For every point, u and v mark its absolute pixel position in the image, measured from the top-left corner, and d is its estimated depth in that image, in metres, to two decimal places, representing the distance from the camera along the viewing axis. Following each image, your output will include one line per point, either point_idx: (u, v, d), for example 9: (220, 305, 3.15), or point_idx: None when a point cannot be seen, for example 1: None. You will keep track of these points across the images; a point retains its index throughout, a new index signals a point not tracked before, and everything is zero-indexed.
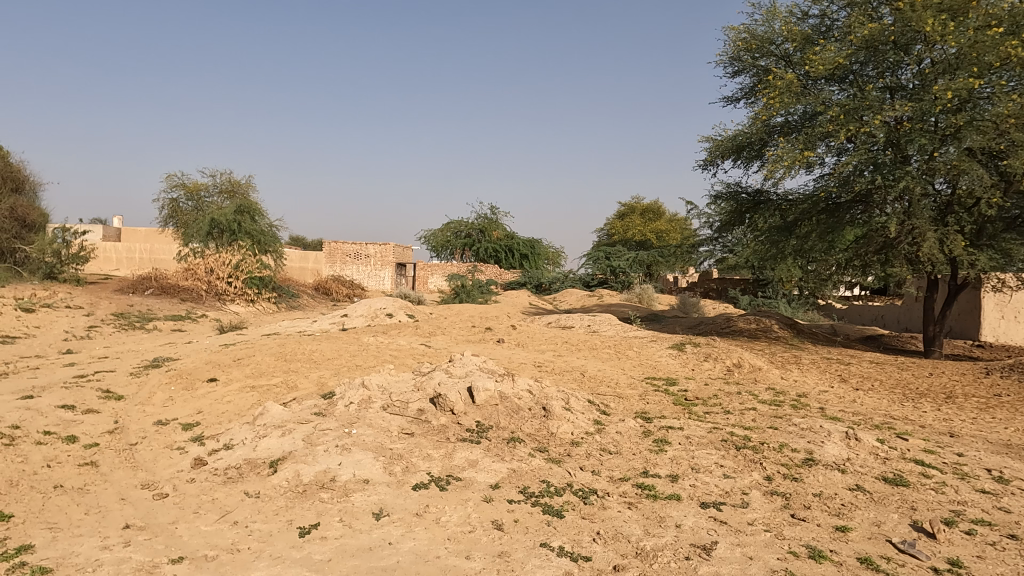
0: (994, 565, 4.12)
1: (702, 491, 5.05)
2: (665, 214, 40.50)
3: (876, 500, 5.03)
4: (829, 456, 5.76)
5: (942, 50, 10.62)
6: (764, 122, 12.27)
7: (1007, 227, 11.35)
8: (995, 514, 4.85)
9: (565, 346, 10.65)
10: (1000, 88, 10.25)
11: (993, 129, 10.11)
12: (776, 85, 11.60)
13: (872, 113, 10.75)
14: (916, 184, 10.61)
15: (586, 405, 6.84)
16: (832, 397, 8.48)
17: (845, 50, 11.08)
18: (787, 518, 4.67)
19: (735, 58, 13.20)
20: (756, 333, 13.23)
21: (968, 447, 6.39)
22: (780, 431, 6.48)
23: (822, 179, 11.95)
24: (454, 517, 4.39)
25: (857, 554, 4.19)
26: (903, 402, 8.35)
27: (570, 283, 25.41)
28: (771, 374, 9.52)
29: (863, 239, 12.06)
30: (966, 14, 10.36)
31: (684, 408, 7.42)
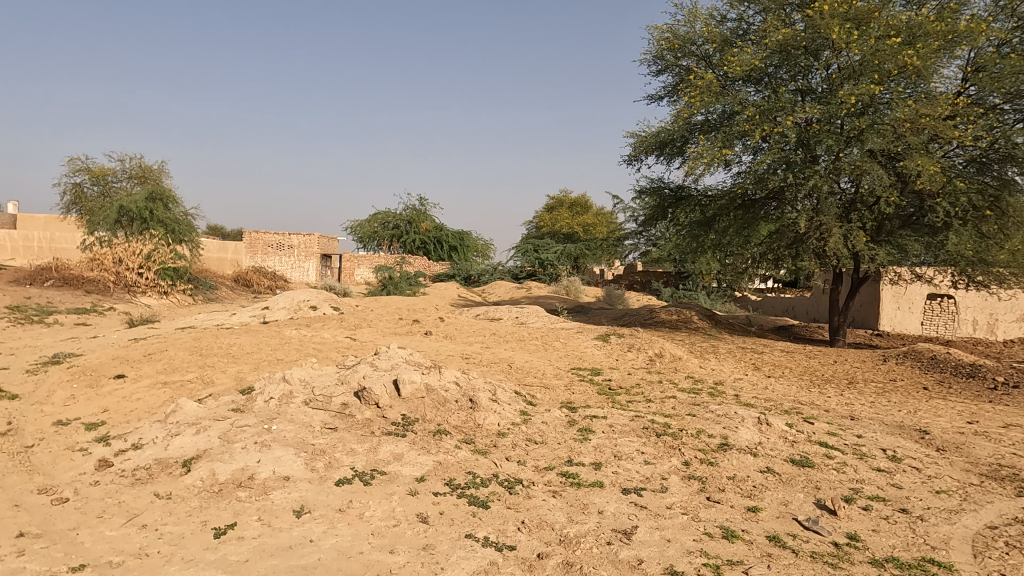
0: (887, 537, 4.45)
1: (625, 478, 5.20)
2: (592, 207, 41.28)
3: (785, 481, 5.33)
4: (742, 440, 6.04)
5: (847, 58, 11.24)
6: (686, 120, 12.68)
7: (903, 224, 12.24)
8: (889, 490, 5.23)
9: (493, 338, 10.69)
10: (898, 95, 10.94)
11: (892, 133, 10.86)
12: (698, 84, 12.01)
13: (784, 114, 11.37)
14: (824, 183, 11.30)
15: (513, 396, 6.90)
16: (746, 384, 8.91)
17: (761, 53, 11.62)
18: (703, 501, 4.88)
19: (658, 57, 13.55)
20: (678, 324, 13.70)
21: (867, 428, 6.86)
22: (698, 417, 6.76)
23: (739, 176, 12.47)
24: (378, 511, 4.33)
25: (766, 532, 4.43)
26: (810, 388, 8.89)
27: (499, 275, 25.59)
28: (690, 363, 9.91)
29: (776, 234, 12.73)
30: (870, 24, 11.01)
31: (607, 397, 7.60)
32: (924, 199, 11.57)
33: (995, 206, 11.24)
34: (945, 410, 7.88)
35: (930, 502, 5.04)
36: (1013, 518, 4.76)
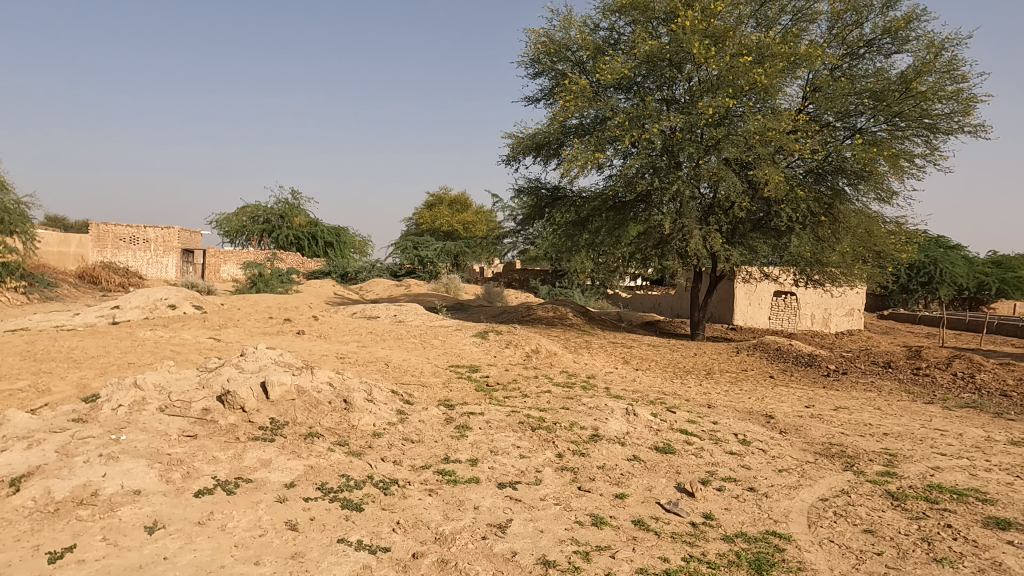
0: (737, 514, 4.86)
1: (500, 472, 5.28)
2: (471, 206, 41.48)
3: (649, 467, 5.66)
4: (611, 431, 6.33)
5: (705, 72, 12.10)
6: (561, 123, 13.09)
7: (754, 227, 13.30)
8: (739, 471, 5.72)
9: (369, 337, 10.44)
10: (750, 109, 11.93)
11: (744, 143, 11.80)
12: (572, 89, 12.45)
13: (651, 121, 12.04)
14: (686, 187, 12.14)
15: (389, 395, 6.78)
16: (616, 377, 9.38)
17: (630, 63, 12.24)
18: (575, 491, 5.06)
19: (535, 60, 13.86)
20: (553, 321, 14.12)
21: (722, 415, 7.44)
22: (571, 410, 7.01)
23: (611, 179, 13.07)
24: (242, 522, 4.09)
25: (632, 517, 4.68)
26: (673, 379, 9.51)
27: (377, 272, 25.04)
28: (565, 358, 10.26)
29: (643, 234, 13.47)
30: (725, 42, 11.92)
31: (485, 394, 7.69)
32: (771, 205, 12.73)
33: (828, 213, 12.58)
34: (787, 396, 8.73)
35: (774, 479, 5.56)
36: (840, 490, 5.36)
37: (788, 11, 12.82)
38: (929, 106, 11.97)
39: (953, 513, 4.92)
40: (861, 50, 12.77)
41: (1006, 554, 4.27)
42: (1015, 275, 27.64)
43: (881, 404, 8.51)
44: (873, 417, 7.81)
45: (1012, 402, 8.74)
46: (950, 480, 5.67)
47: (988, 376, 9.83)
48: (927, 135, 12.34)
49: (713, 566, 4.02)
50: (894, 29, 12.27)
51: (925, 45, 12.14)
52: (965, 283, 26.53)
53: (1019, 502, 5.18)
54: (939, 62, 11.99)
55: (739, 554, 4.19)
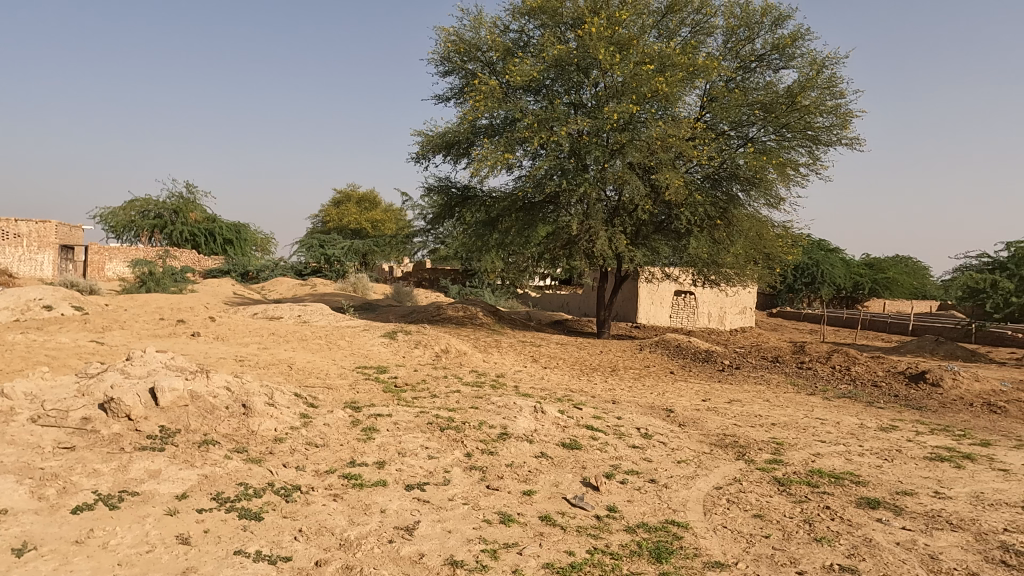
0: (639, 506, 5.04)
1: (408, 474, 5.21)
2: (380, 204, 40.73)
3: (556, 463, 5.77)
4: (520, 429, 6.40)
5: (611, 78, 12.48)
6: (471, 123, 13.10)
7: (656, 228, 13.85)
8: (641, 464, 5.94)
9: (271, 338, 10.02)
10: (653, 115, 12.39)
11: (647, 149, 12.26)
12: (482, 89, 12.51)
13: (558, 124, 12.28)
14: (592, 189, 12.48)
15: (293, 398, 6.53)
16: (525, 375, 9.50)
17: (539, 66, 12.43)
18: (483, 489, 5.08)
19: (445, 58, 13.79)
20: (463, 321, 14.11)
21: (626, 411, 7.70)
22: (480, 409, 7.02)
23: (520, 180, 13.22)
24: (127, 538, 3.81)
25: (539, 513, 4.75)
26: (580, 377, 9.74)
27: (281, 271, 24.08)
28: (475, 358, 10.28)
29: (552, 235, 13.72)
30: (629, 50, 12.34)
31: (393, 395, 7.57)
32: (671, 208, 13.30)
33: (724, 216, 13.29)
34: (686, 391, 9.16)
35: (673, 471, 5.82)
36: (733, 478, 5.68)
37: (688, 24, 13.43)
38: (812, 119, 12.93)
39: (831, 495, 5.34)
40: (753, 65, 13.59)
41: (875, 530, 4.68)
42: (884, 277, 30.36)
43: (770, 396, 9.10)
44: (763, 409, 8.33)
45: (881, 391, 9.58)
46: (829, 465, 6.15)
47: (862, 368, 10.74)
48: (810, 146, 13.32)
49: (616, 557, 4.15)
50: (781, 46, 13.14)
51: (808, 63, 13.08)
52: (843, 284, 28.82)
53: (887, 483, 5.70)
54: (821, 79, 12.95)
55: (640, 544, 4.35)
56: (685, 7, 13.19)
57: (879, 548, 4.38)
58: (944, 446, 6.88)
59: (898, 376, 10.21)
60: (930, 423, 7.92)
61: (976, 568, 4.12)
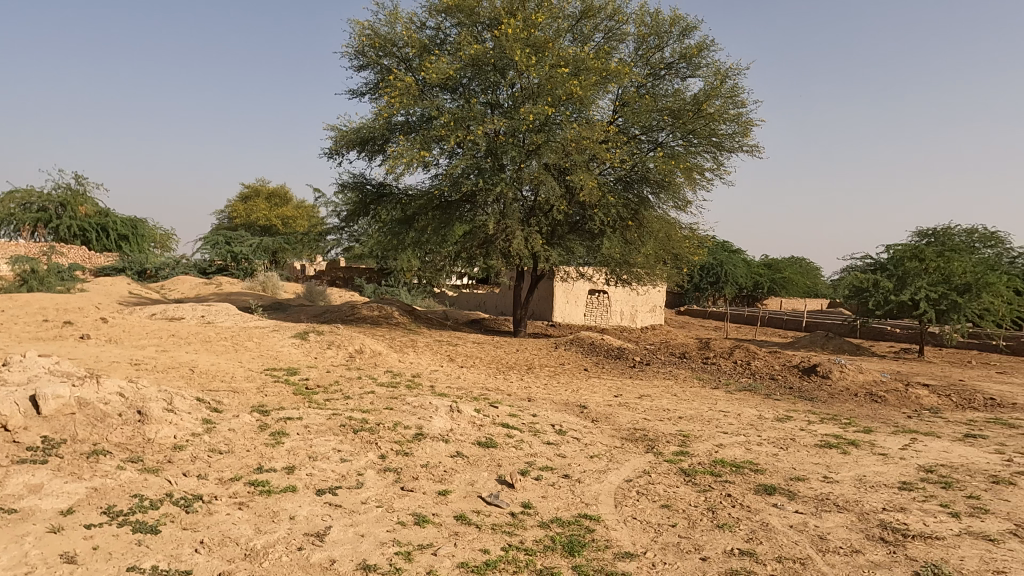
0: (553, 501, 5.13)
1: (319, 478, 5.07)
2: (291, 200, 39.35)
3: (471, 462, 5.77)
4: (436, 428, 6.36)
5: (527, 80, 12.62)
6: (386, 119, 12.89)
7: (571, 229, 14.13)
8: (555, 460, 6.04)
9: (171, 340, 9.46)
10: (567, 118, 12.61)
11: (562, 150, 12.48)
12: (397, 85, 12.34)
13: (475, 123, 12.29)
14: (509, 189, 12.58)
15: (194, 403, 6.19)
16: (441, 375, 9.45)
17: (455, 64, 12.39)
18: (397, 491, 5.01)
19: (360, 52, 13.50)
20: (379, 320, 13.87)
21: (541, 408, 7.81)
22: (395, 410, 6.92)
23: (437, 178, 13.13)
24: (2, 560, 3.49)
25: (454, 513, 4.74)
26: (496, 375, 9.80)
27: (183, 269, 22.82)
28: (390, 358, 10.12)
29: (469, 234, 13.73)
30: (545, 53, 12.51)
31: (304, 397, 7.33)
32: (586, 209, 13.60)
33: (635, 218, 13.73)
34: (599, 387, 9.40)
35: (586, 466, 5.96)
36: (642, 471, 5.88)
37: (601, 30, 13.76)
38: (716, 127, 13.57)
39: (732, 483, 5.63)
40: (662, 72, 14.11)
41: (771, 514, 4.98)
42: (781, 276, 32.33)
43: (677, 391, 9.50)
44: (671, 403, 8.68)
45: (778, 384, 10.20)
46: (731, 454, 6.48)
47: (761, 362, 11.39)
48: (714, 152, 13.99)
49: (530, 553, 4.20)
50: (688, 55, 13.71)
51: (713, 72, 13.72)
52: (744, 283, 30.46)
53: (781, 470, 6.08)
54: (724, 88, 13.60)
55: (554, 539, 4.43)
56: (599, 14, 13.51)
57: (774, 532, 4.66)
58: (832, 434, 7.42)
59: (792, 370, 10.91)
60: (820, 413, 8.51)
61: (858, 545, 4.47)
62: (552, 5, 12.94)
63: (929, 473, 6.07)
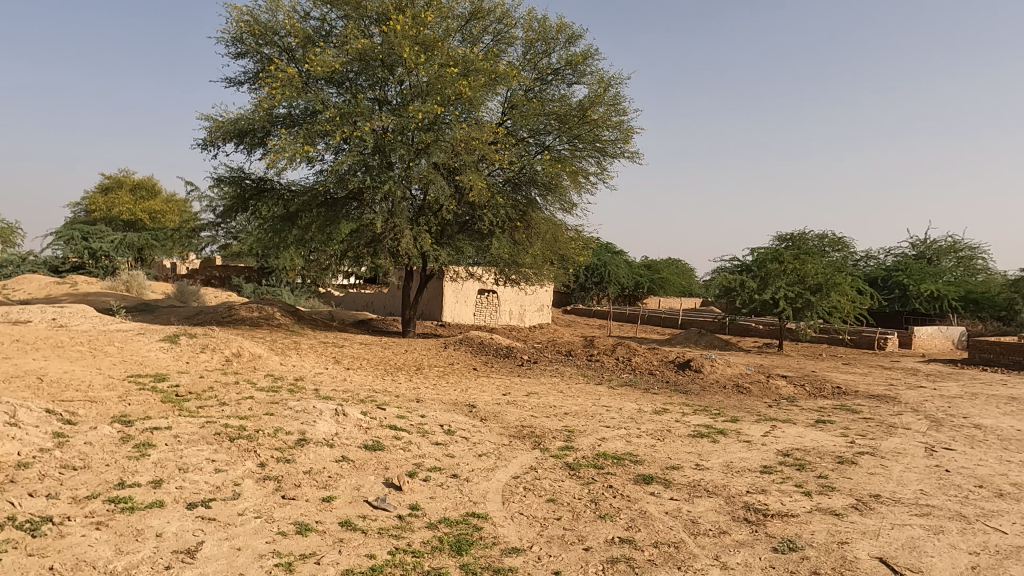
0: (440, 501, 5.12)
1: (191, 491, 4.75)
2: (160, 192, 36.51)
3: (358, 466, 5.64)
4: (320, 433, 6.14)
5: (416, 77, 12.49)
6: (267, 111, 12.29)
7: (461, 228, 14.16)
8: (444, 460, 6.04)
9: (15, 346, 8.48)
10: (457, 117, 12.60)
11: (451, 150, 12.47)
12: (279, 76, 11.81)
13: (362, 119, 12.01)
14: (397, 188, 12.41)
15: (44, 416, 5.60)
16: (326, 377, 9.15)
17: (341, 58, 12.05)
18: (278, 500, 4.80)
19: (238, 39, 12.79)
20: (258, 322, 13.20)
21: (429, 409, 7.77)
22: (276, 416, 6.61)
23: (321, 174, 12.70)
24: None
25: (339, 519, 4.61)
26: (384, 377, 9.63)
27: (30, 266, 20.57)
28: (271, 362, 9.66)
29: (355, 232, 13.39)
30: (434, 51, 12.43)
31: (173, 405, 6.83)
32: (475, 209, 13.68)
33: (524, 219, 13.98)
34: (487, 386, 9.49)
35: (474, 464, 6.00)
36: (529, 467, 6.01)
37: (490, 32, 13.88)
38: (599, 133, 14.10)
39: (613, 475, 5.89)
40: (549, 77, 14.46)
41: (648, 502, 5.25)
42: (659, 276, 34.17)
43: (563, 388, 9.79)
44: (557, 400, 8.93)
45: (656, 379, 10.78)
46: (613, 447, 6.78)
47: (641, 358, 11.99)
48: (598, 157, 14.52)
49: (417, 555, 4.16)
50: (574, 62, 14.14)
51: (596, 80, 14.25)
52: (626, 283, 31.88)
53: (658, 459, 6.44)
54: (607, 96, 14.15)
55: (441, 539, 4.42)
56: (488, 16, 13.63)
57: (651, 519, 4.92)
58: (703, 424, 7.95)
59: (669, 365, 11.57)
60: (693, 405, 9.10)
61: (726, 527, 4.82)
62: (442, 4, 12.89)
63: (786, 457, 6.66)
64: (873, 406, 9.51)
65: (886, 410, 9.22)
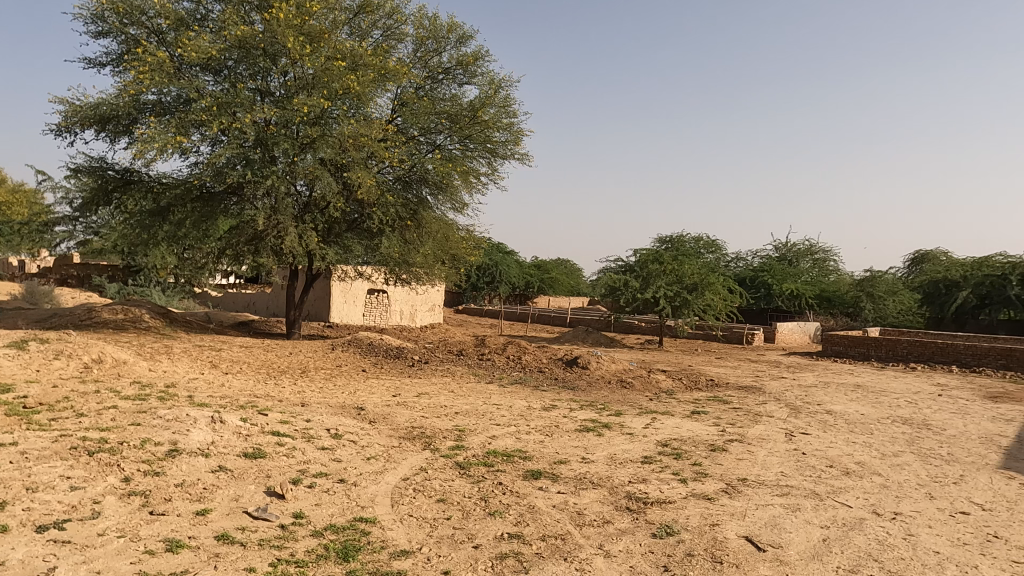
0: (327, 508, 4.96)
1: (41, 513, 4.29)
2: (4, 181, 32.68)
3: (236, 476, 5.34)
4: (193, 442, 5.75)
5: (300, 69, 12.02)
6: (134, 97, 11.36)
7: (348, 227, 13.79)
8: (330, 465, 5.85)
9: None
10: (344, 112, 12.25)
11: (339, 146, 12.09)
12: (147, 60, 10.95)
13: (243, 110, 11.39)
14: (281, 183, 11.88)
15: None
16: (201, 383, 8.59)
17: (219, 44, 11.37)
18: (145, 517, 4.45)
19: (99, 17, 11.72)
20: (124, 325, 12.17)
21: (315, 413, 7.50)
22: (143, 426, 6.12)
23: (196, 166, 11.92)
24: None
25: (215, 533, 4.35)
26: (266, 381, 9.18)
27: None
28: (138, 368, 8.94)
29: (235, 229, 12.68)
30: (320, 43, 12.01)
31: (20, 419, 6.14)
32: (364, 207, 13.37)
33: (414, 218, 13.86)
34: (377, 388, 9.30)
35: (362, 468, 5.87)
36: (419, 468, 5.96)
37: (380, 27, 13.62)
38: (490, 134, 14.21)
39: (503, 472, 5.97)
40: (440, 76, 14.39)
41: (537, 497, 5.37)
42: (548, 276, 34.97)
43: (454, 387, 9.79)
44: (448, 400, 8.92)
45: (545, 376, 11.04)
46: (502, 445, 6.86)
47: (531, 356, 12.23)
48: (489, 158, 14.64)
49: (300, 565, 4.01)
50: (465, 63, 14.15)
51: (487, 82, 14.35)
52: (517, 282, 32.39)
53: (546, 455, 6.60)
54: (498, 98, 14.30)
55: (327, 546, 4.29)
56: (377, 10, 13.36)
57: (539, 513, 5.04)
58: (589, 419, 8.24)
59: (558, 362, 11.89)
60: (580, 401, 9.40)
61: (609, 516, 5.02)
62: None
63: (665, 447, 7.04)
64: (742, 396, 10.27)
65: (753, 399, 9.99)
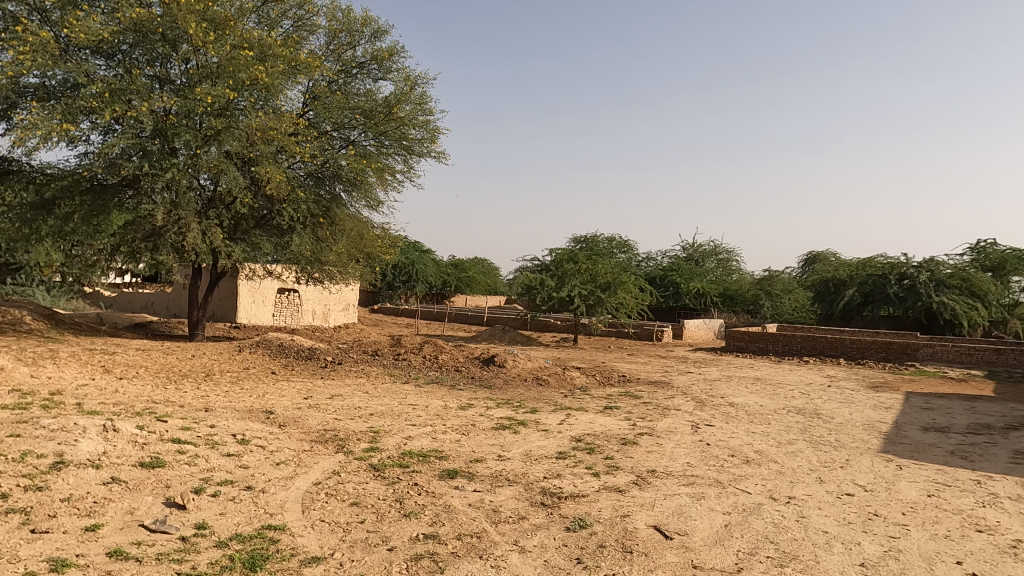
0: (232, 517, 4.74)
1: None
2: None
3: (131, 488, 5.01)
4: (82, 453, 5.34)
5: (204, 57, 11.42)
6: (13, 79, 10.44)
7: (256, 223, 13.24)
8: (236, 473, 5.59)
9: None
10: (252, 104, 11.74)
11: (246, 139, 11.59)
12: (28, 39, 10.09)
13: (139, 98, 10.70)
14: (182, 177, 11.25)
15: None
16: (92, 390, 7.99)
17: (111, 27, 10.63)
18: (25, 536, 4.09)
19: None
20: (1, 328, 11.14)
21: (220, 418, 7.15)
22: (24, 437, 5.62)
23: (86, 157, 11.09)
24: None
25: (106, 549, 4.06)
26: (166, 386, 8.67)
27: None
28: (17, 374, 8.20)
29: (130, 224, 11.89)
30: (226, 31, 11.46)
31: None
32: (273, 204, 12.88)
33: (326, 216, 13.51)
34: (287, 391, 8.98)
35: (271, 474, 5.65)
36: (331, 472, 5.81)
37: (289, 17, 13.15)
38: (406, 131, 14.03)
39: (418, 472, 5.92)
40: (354, 70, 14.08)
41: (452, 496, 5.36)
42: (466, 276, 34.91)
43: (369, 388, 9.60)
44: (362, 401, 8.74)
45: (461, 375, 11.02)
46: (418, 445, 6.80)
47: (447, 355, 12.18)
48: (404, 155, 14.45)
49: None
50: (380, 58, 13.90)
51: (403, 78, 14.16)
52: (433, 282, 32.14)
53: (463, 454, 6.59)
54: (414, 95, 14.13)
55: (232, 557, 4.10)
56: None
57: (455, 512, 5.03)
58: (505, 417, 8.30)
59: (474, 361, 11.91)
60: (496, 399, 9.45)
61: (524, 512, 5.08)
62: None
63: (579, 442, 7.21)
64: (652, 391, 10.66)
65: (661, 394, 10.39)
